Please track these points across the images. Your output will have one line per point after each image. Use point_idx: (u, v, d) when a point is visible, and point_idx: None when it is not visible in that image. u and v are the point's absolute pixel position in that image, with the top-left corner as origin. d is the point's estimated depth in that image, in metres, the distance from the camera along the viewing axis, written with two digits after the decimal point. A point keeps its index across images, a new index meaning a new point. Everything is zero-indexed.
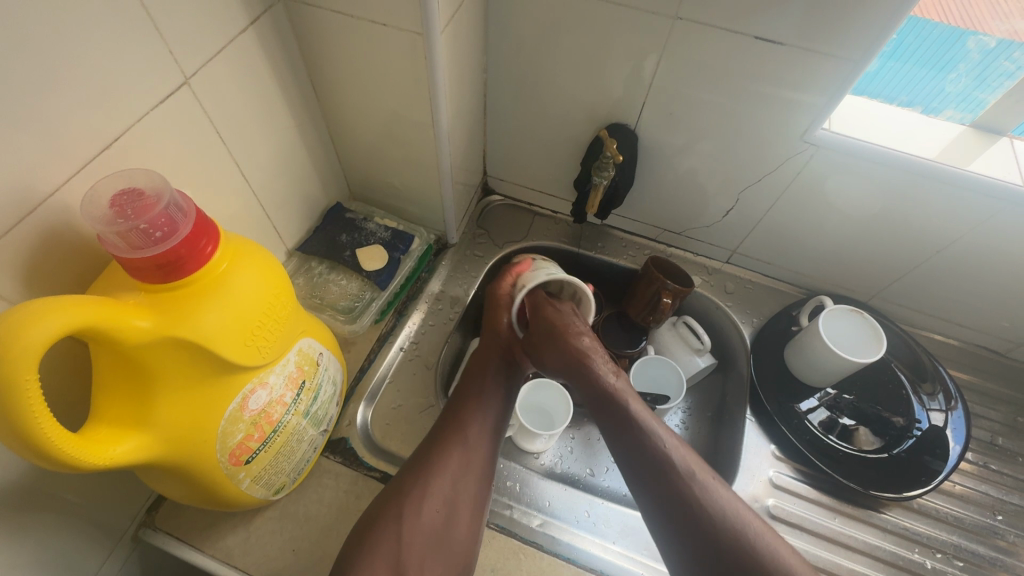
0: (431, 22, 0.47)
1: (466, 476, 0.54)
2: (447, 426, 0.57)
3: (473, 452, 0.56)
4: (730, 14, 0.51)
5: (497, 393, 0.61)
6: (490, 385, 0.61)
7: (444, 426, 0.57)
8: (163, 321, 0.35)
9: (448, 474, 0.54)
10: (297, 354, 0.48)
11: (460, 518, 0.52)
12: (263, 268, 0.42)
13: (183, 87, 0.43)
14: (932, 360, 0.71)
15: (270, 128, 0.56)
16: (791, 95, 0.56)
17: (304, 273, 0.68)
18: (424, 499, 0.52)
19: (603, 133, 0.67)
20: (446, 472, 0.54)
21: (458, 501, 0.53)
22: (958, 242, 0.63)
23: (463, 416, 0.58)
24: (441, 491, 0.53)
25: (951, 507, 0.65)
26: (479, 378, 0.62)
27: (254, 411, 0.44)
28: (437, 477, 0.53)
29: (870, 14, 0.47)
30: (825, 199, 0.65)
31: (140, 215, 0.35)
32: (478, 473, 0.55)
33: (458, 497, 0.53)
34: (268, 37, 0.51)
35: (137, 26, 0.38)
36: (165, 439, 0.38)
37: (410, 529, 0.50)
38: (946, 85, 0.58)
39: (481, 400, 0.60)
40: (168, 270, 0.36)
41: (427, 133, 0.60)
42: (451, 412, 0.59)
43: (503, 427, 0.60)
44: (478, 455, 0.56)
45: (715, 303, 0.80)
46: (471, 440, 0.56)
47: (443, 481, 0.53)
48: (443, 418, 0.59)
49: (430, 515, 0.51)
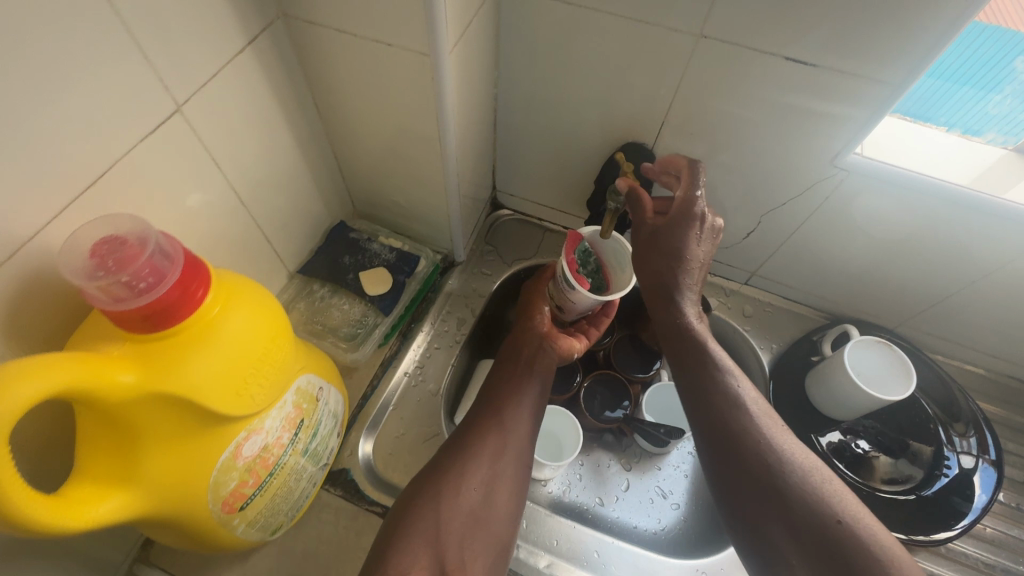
0: (439, 42, 0.45)
1: (504, 460, 0.54)
2: (485, 411, 0.57)
3: (510, 436, 0.55)
4: (758, 34, 0.48)
5: (534, 377, 0.60)
6: (525, 366, 0.61)
7: (480, 411, 0.57)
8: (149, 374, 0.33)
9: (485, 457, 0.53)
10: (295, 394, 0.46)
11: (497, 499, 0.52)
12: (258, 308, 0.40)
13: (176, 114, 0.41)
14: (968, 401, 0.67)
15: (270, 149, 0.53)
16: (822, 116, 0.52)
17: (305, 296, 0.66)
18: (462, 478, 0.51)
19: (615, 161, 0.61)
20: (483, 455, 0.53)
21: (496, 481, 0.52)
22: (996, 273, 0.59)
23: (499, 402, 0.58)
24: (480, 474, 0.52)
25: (981, 552, 0.62)
26: (514, 365, 0.62)
27: (249, 458, 0.42)
28: (474, 459, 0.52)
29: (915, 36, 0.44)
30: (855, 223, 0.61)
31: (122, 267, 0.32)
32: (516, 458, 0.54)
33: (497, 478, 0.52)
34: (267, 55, 0.48)
35: (124, 54, 0.36)
36: (152, 493, 0.36)
37: (449, 510, 0.49)
38: (990, 107, 0.54)
39: (518, 382, 0.60)
40: (157, 320, 0.33)
41: (434, 153, 0.57)
42: (488, 400, 0.58)
43: (542, 411, 0.59)
44: (514, 439, 0.55)
45: (733, 327, 0.76)
46: (508, 424, 0.56)
47: (480, 463, 0.52)
48: (480, 403, 0.59)
49: (468, 494, 0.51)
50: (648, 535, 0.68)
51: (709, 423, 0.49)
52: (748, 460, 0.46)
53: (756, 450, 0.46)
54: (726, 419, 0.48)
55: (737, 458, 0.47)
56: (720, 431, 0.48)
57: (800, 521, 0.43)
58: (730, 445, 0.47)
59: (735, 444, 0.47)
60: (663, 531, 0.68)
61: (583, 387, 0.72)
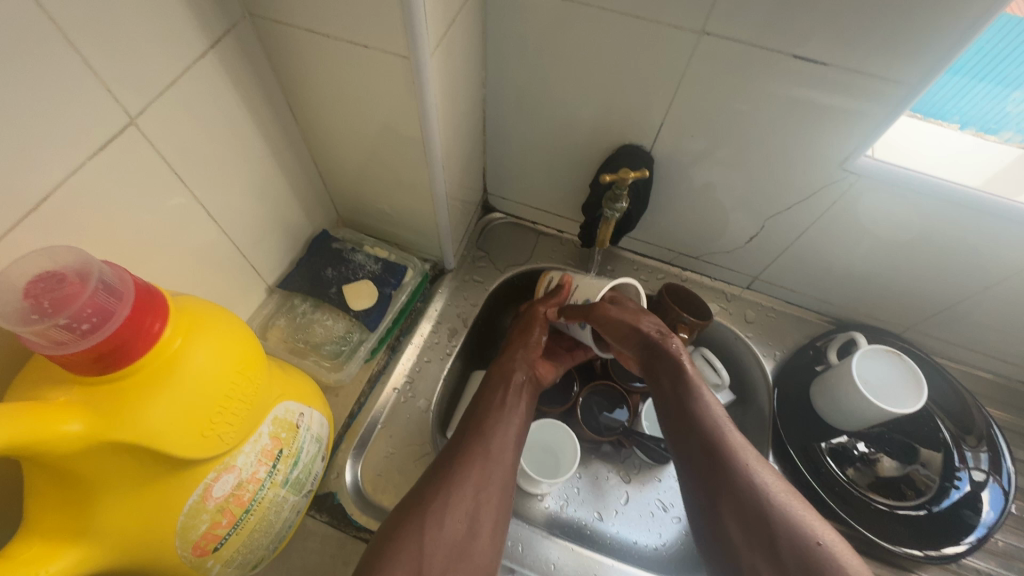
0: (418, 44, 0.41)
1: (489, 489, 0.51)
2: (469, 435, 0.54)
3: (496, 463, 0.52)
4: (762, 30, 0.45)
5: (520, 403, 0.58)
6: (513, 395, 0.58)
7: (466, 434, 0.54)
8: (100, 421, 0.30)
9: (469, 486, 0.50)
10: (271, 425, 0.43)
11: (482, 530, 0.49)
12: (224, 338, 0.36)
13: (129, 127, 0.38)
14: (983, 414, 0.64)
15: (241, 159, 0.50)
16: (829, 116, 0.49)
17: (286, 312, 0.63)
18: (446, 509, 0.48)
19: (607, 177, 0.55)
20: (466, 484, 0.50)
21: (480, 512, 0.49)
22: (1011, 279, 0.57)
23: (484, 426, 0.55)
24: (463, 505, 0.49)
25: (994, 567, 0.60)
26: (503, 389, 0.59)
27: (220, 498, 0.39)
28: (458, 489, 0.50)
29: (932, 32, 0.41)
30: (864, 228, 0.58)
31: (60, 308, 0.29)
32: (502, 487, 0.51)
33: (481, 508, 0.50)
34: (233, 58, 0.45)
35: (65, 64, 0.32)
36: (111, 543, 0.33)
37: (432, 543, 0.46)
38: (1008, 106, 0.50)
39: (505, 407, 0.57)
40: (106, 362, 0.30)
41: (419, 160, 0.54)
42: (473, 424, 0.55)
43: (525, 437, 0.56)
44: (500, 468, 0.52)
45: (734, 333, 0.74)
46: (493, 451, 0.53)
47: (465, 493, 0.49)
48: (464, 427, 0.56)
49: (452, 527, 0.48)
50: (649, 552, 0.65)
51: (697, 460, 0.49)
52: (738, 500, 0.46)
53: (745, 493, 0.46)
54: (707, 443, 0.49)
55: (718, 482, 0.47)
56: (706, 464, 0.48)
57: (785, 556, 0.43)
58: (720, 484, 0.47)
59: (722, 478, 0.47)
60: (665, 547, 0.65)
61: (580, 399, 0.70)
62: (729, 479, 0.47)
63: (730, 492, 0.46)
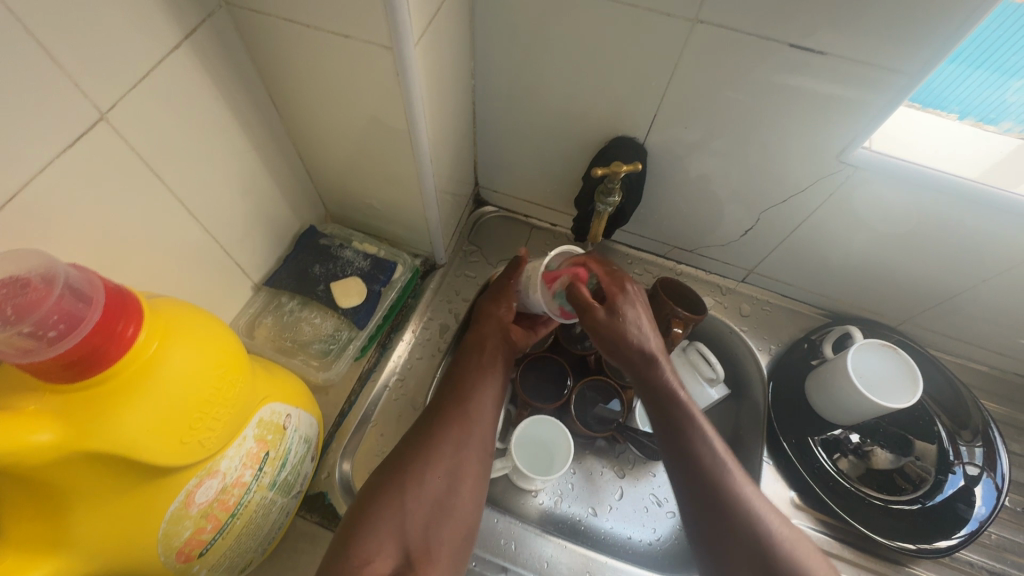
0: (402, 35, 0.40)
1: (468, 449, 0.50)
2: (448, 400, 0.53)
3: (474, 424, 0.52)
4: (758, 19, 0.43)
5: (496, 369, 0.56)
6: (489, 358, 0.57)
7: (444, 398, 0.53)
8: (72, 430, 0.29)
9: (448, 444, 0.50)
10: (257, 427, 0.42)
11: (464, 487, 0.49)
12: (203, 341, 0.35)
13: (100, 123, 0.36)
14: (978, 408, 0.64)
15: (222, 155, 0.48)
16: (827, 106, 0.48)
17: (272, 310, 0.62)
18: (425, 467, 0.48)
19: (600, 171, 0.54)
20: (445, 443, 0.50)
21: (461, 468, 0.49)
22: (1008, 273, 0.56)
23: (462, 390, 0.54)
24: (443, 462, 0.49)
25: (987, 560, 0.60)
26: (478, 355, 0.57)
27: (203, 504, 0.38)
28: (437, 447, 0.49)
29: (930, 21, 0.39)
30: (861, 222, 0.57)
31: (24, 316, 0.28)
32: (481, 446, 0.51)
33: (461, 467, 0.49)
34: (209, 50, 0.43)
35: (29, 61, 0.31)
36: (87, 552, 0.32)
37: (413, 497, 0.47)
38: (1009, 95, 0.48)
39: (482, 372, 0.56)
40: (79, 369, 0.29)
41: (406, 154, 0.53)
42: (451, 386, 0.55)
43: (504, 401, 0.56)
44: (479, 429, 0.52)
45: (729, 327, 0.73)
46: (472, 415, 0.52)
47: (444, 451, 0.49)
48: (441, 392, 0.55)
49: (431, 483, 0.48)
50: (643, 547, 0.64)
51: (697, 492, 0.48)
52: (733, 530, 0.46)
53: (736, 516, 0.46)
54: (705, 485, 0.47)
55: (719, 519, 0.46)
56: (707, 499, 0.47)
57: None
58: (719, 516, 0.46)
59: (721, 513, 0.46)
60: (659, 542, 0.65)
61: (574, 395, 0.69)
62: (723, 508, 0.46)
63: (724, 521, 0.46)
